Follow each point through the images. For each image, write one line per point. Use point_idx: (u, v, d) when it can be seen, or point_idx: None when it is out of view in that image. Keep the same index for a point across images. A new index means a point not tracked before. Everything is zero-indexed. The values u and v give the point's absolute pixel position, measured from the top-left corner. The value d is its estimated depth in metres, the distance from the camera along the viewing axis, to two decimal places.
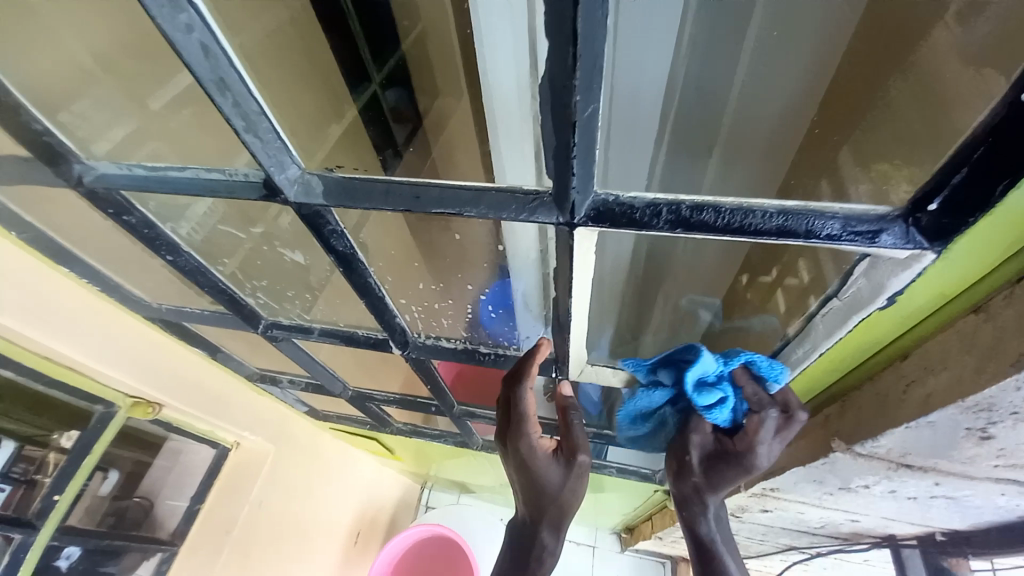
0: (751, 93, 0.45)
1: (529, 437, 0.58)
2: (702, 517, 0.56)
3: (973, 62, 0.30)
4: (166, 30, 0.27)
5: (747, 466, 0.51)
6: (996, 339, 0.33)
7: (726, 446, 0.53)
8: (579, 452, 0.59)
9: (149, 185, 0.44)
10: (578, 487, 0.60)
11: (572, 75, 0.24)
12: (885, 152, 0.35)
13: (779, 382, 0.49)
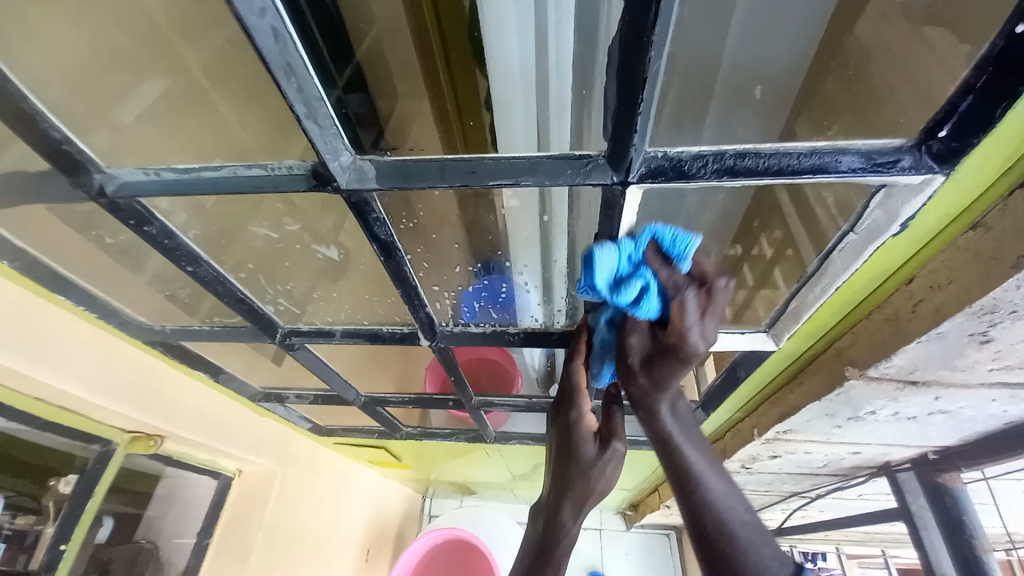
0: (744, 58, 0.45)
1: (576, 407, 0.62)
2: (659, 413, 0.52)
3: (953, 9, 0.34)
4: (241, 15, 0.28)
5: (683, 355, 0.47)
6: (997, 248, 0.38)
7: (662, 340, 0.49)
8: (614, 437, 0.60)
9: (182, 188, 0.44)
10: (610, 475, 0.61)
11: (651, 32, 0.27)
12: (882, 96, 0.39)
13: (686, 256, 0.43)
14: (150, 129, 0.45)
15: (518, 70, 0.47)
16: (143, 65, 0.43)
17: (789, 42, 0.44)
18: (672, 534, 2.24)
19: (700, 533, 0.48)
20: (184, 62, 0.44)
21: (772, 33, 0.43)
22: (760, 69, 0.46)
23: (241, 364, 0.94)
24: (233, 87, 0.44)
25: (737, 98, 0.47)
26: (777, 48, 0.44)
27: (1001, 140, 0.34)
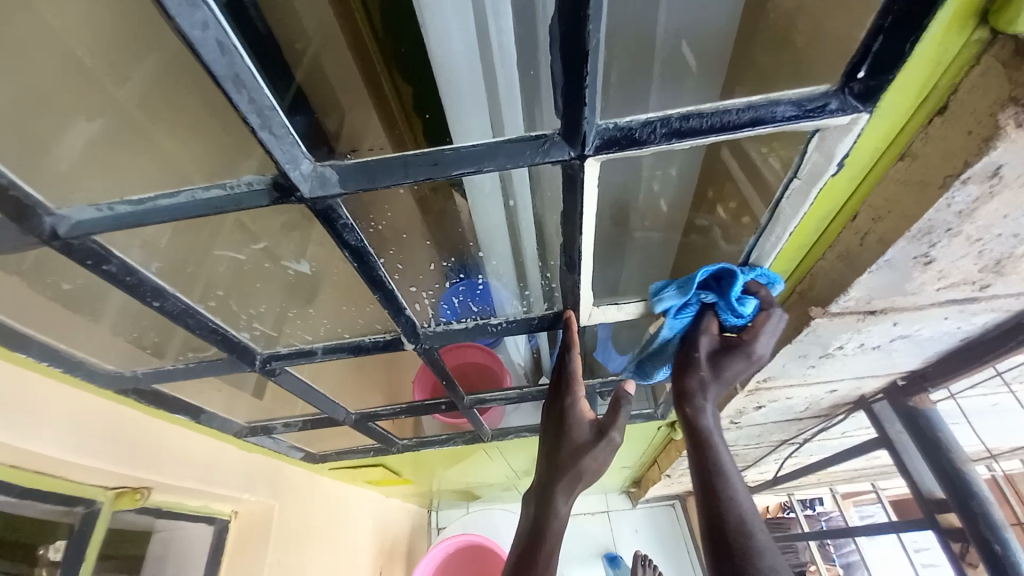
0: (676, 25, 0.48)
1: (571, 395, 0.65)
2: (703, 409, 0.56)
3: None
4: (183, 30, 0.28)
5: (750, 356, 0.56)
6: (925, 173, 0.41)
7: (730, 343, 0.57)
8: (613, 429, 0.63)
9: (138, 220, 0.43)
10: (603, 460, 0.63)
11: (586, 6, 0.29)
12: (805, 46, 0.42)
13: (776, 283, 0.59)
14: (87, 168, 0.43)
15: (462, 62, 0.47)
16: (73, 103, 0.41)
17: (712, 10, 0.47)
18: (676, 502, 2.29)
19: (711, 531, 0.51)
20: (116, 97, 0.43)
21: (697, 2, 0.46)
22: (693, 36, 0.49)
23: (222, 400, 0.91)
24: (172, 118, 0.46)
25: (677, 68, 0.50)
26: (705, 16, 0.48)
27: (910, 73, 0.37)
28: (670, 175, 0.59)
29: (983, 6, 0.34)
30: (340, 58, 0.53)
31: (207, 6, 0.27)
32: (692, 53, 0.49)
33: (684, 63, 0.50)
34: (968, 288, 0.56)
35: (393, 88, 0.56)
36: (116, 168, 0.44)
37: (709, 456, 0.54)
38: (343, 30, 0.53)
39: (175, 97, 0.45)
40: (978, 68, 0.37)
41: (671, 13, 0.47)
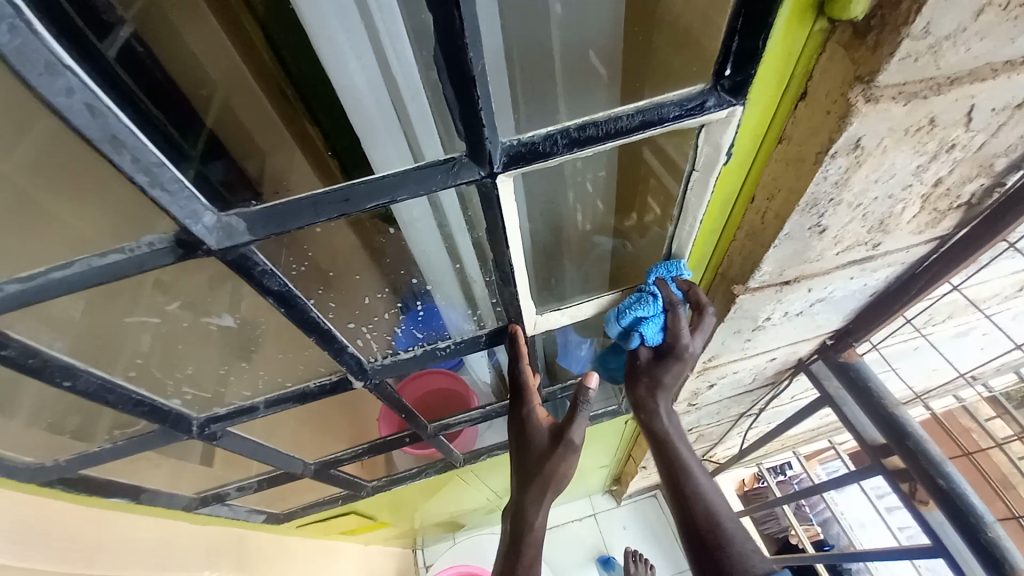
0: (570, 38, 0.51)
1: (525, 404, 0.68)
2: (655, 415, 0.64)
3: None
4: (45, 97, 0.27)
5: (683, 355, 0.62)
6: (801, 150, 0.46)
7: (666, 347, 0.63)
8: (569, 434, 0.64)
9: (32, 296, 0.40)
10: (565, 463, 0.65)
11: (461, 36, 0.30)
12: (680, 51, 0.46)
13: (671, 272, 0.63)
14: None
15: (366, 92, 0.49)
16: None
17: (604, 16, 0.50)
18: (659, 493, 2.33)
19: (691, 528, 0.61)
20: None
21: (587, 10, 0.49)
22: (594, 44, 0.52)
23: (164, 475, 0.84)
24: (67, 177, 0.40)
25: (582, 74, 0.53)
26: (597, 26, 0.51)
27: (770, 67, 0.41)
28: (600, 176, 0.61)
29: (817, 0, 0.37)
30: (251, 97, 0.52)
31: (69, 71, 0.26)
32: (599, 60, 0.53)
33: (591, 67, 0.53)
34: (863, 249, 0.62)
35: (310, 121, 0.55)
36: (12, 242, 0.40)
37: (674, 455, 0.64)
38: (251, 67, 0.51)
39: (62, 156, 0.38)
40: (824, 55, 0.41)
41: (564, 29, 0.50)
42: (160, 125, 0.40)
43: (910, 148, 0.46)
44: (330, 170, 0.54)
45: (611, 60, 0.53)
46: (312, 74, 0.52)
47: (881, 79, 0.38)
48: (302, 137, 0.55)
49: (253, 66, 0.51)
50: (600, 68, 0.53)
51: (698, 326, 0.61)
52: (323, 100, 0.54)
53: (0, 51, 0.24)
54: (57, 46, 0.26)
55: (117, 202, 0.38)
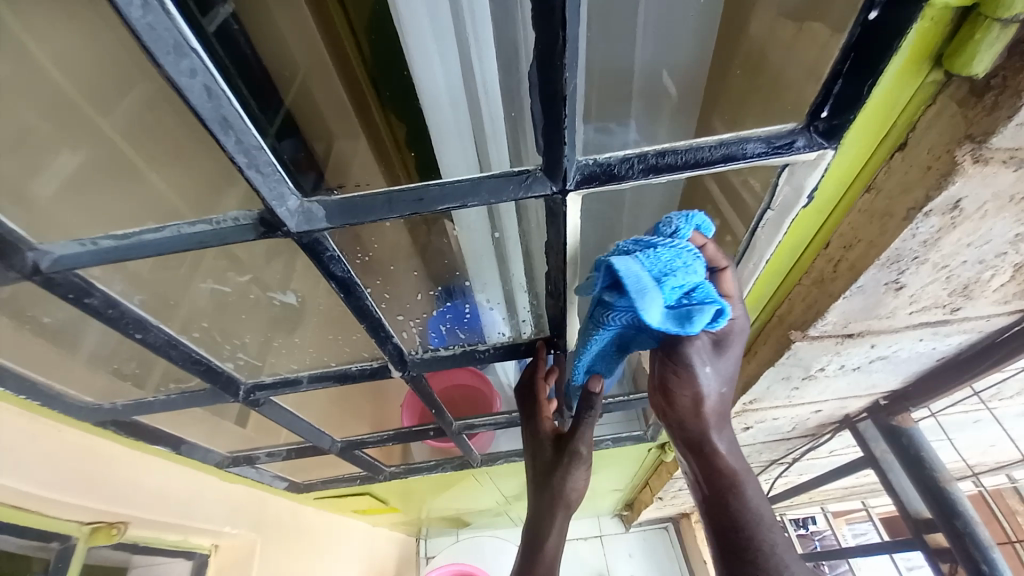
0: (661, 58, 0.49)
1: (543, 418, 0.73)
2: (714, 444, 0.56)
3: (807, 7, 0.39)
4: (170, 76, 0.29)
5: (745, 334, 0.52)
6: (889, 205, 0.43)
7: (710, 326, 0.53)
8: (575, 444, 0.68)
9: (120, 254, 0.43)
10: (574, 479, 0.69)
11: (561, 57, 0.30)
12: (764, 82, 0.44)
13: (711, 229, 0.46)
14: (74, 197, 0.43)
15: (446, 95, 0.50)
16: (52, 138, 0.40)
17: (683, 37, 0.47)
18: (670, 526, 2.26)
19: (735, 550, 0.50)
20: (102, 130, 0.41)
21: (673, 37, 0.47)
22: (671, 66, 0.49)
23: (204, 431, 0.89)
24: (162, 149, 0.43)
25: (656, 99, 0.50)
26: (677, 48, 0.48)
27: (870, 112, 0.39)
28: (648, 194, 0.54)
29: (936, 50, 0.35)
30: (330, 85, 0.53)
31: (195, 54, 0.28)
32: (672, 81, 0.50)
33: (664, 91, 0.50)
34: (939, 311, 0.58)
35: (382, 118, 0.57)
36: (106, 202, 0.43)
37: (739, 506, 0.52)
38: (335, 59, 0.53)
39: (162, 128, 0.42)
40: (933, 107, 0.38)
41: (653, 52, 0.48)
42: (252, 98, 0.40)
43: (1015, 215, 0.42)
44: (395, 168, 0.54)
45: (689, 87, 0.50)
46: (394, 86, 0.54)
47: (995, 141, 0.35)
48: (370, 127, 0.56)
49: (337, 57, 0.54)
50: (672, 91, 0.50)
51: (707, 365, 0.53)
52: (394, 95, 0.55)
53: (138, 32, 0.26)
54: (186, 29, 0.28)
55: (207, 167, 0.42)
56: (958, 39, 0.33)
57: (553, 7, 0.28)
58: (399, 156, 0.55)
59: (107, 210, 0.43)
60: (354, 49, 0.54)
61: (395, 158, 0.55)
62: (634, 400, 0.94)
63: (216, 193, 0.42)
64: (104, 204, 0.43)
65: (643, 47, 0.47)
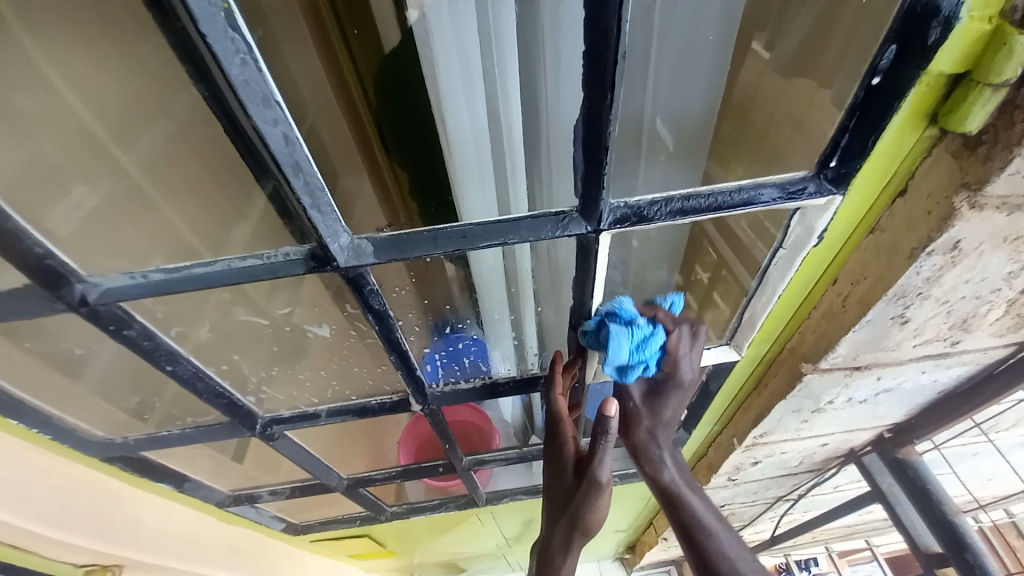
0: (669, 107, 0.49)
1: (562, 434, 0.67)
2: (662, 465, 0.64)
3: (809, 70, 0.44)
4: (256, 125, 0.32)
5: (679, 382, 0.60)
6: (894, 244, 0.47)
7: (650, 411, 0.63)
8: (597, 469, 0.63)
9: (169, 287, 0.45)
10: (596, 502, 0.65)
11: (607, 112, 0.34)
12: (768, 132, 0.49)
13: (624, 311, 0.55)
14: (89, 231, 0.44)
15: (471, 140, 0.53)
16: (75, 173, 0.41)
17: (703, 88, 0.48)
18: (673, 569, 2.19)
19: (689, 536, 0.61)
20: (118, 163, 0.42)
21: (683, 87, 0.48)
22: (669, 116, 0.50)
23: (208, 468, 0.88)
24: (185, 184, 0.46)
25: (653, 147, 0.51)
26: (686, 98, 0.49)
27: (875, 162, 0.43)
28: (653, 236, 0.56)
29: (932, 110, 0.39)
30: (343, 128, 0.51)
31: (279, 106, 0.31)
32: (665, 129, 0.51)
33: (658, 137, 0.51)
34: (940, 344, 0.61)
35: (386, 159, 0.55)
36: (121, 235, 0.45)
37: (687, 514, 0.61)
38: (343, 104, 0.51)
39: (182, 159, 0.44)
40: (929, 158, 0.42)
41: (656, 98, 0.48)
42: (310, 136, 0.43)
43: (1007, 253, 0.46)
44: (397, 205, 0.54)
45: (679, 131, 0.51)
46: (404, 124, 0.54)
47: (988, 189, 0.39)
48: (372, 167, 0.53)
49: (343, 97, 0.51)
50: (668, 139, 0.51)
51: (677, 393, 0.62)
52: (401, 142, 0.55)
53: (234, 86, 0.30)
54: (273, 84, 0.31)
55: (227, 197, 0.46)
56: (952, 99, 0.38)
57: (607, 67, 0.31)
58: (402, 200, 0.55)
59: (121, 243, 0.45)
60: (359, 94, 0.52)
61: (398, 203, 0.54)
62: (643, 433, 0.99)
63: (235, 224, 0.46)
64: (120, 236, 0.45)
65: (649, 93, 0.48)
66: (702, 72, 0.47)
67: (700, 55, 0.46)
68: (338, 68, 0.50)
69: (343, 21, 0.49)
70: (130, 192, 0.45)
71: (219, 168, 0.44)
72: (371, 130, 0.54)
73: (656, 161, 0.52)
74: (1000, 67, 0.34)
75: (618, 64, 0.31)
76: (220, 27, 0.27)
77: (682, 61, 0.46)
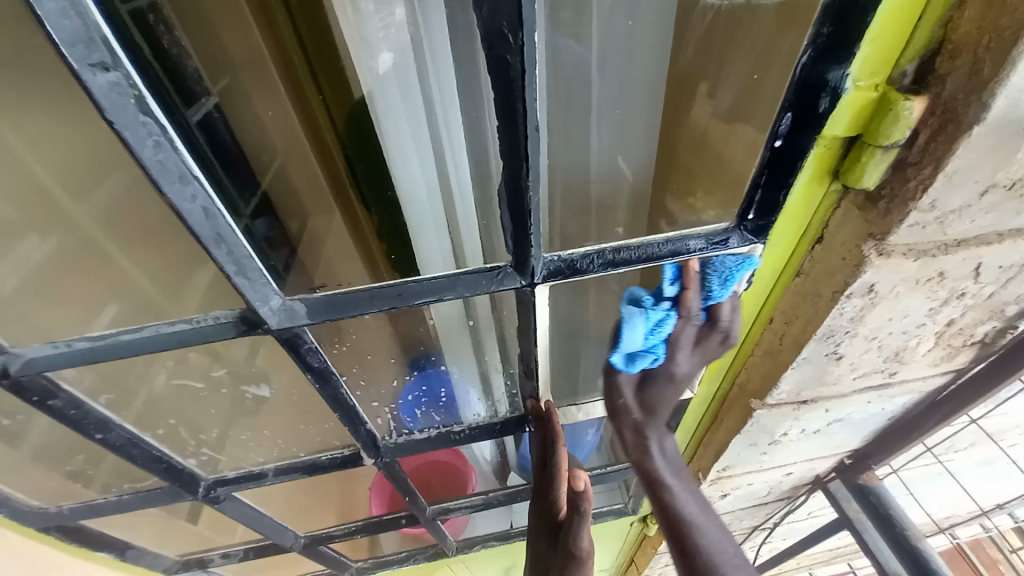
0: (618, 147, 0.52)
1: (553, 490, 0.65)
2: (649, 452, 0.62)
3: (716, 137, 0.47)
4: (173, 202, 0.32)
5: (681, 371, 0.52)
6: (818, 287, 0.49)
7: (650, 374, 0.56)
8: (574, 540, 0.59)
9: (94, 355, 0.43)
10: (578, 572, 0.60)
11: (525, 180, 0.36)
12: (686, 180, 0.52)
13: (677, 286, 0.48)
14: (42, 286, 0.45)
15: (423, 191, 0.53)
16: (26, 227, 0.41)
17: (639, 134, 0.52)
18: None
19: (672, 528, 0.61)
20: (76, 215, 0.42)
21: (628, 129, 0.51)
22: (626, 154, 0.53)
23: (154, 534, 0.83)
24: (136, 234, 0.44)
25: (613, 181, 0.55)
26: (634, 137, 0.52)
27: (789, 213, 0.45)
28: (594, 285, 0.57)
29: (834, 166, 0.42)
30: (306, 167, 0.53)
31: (197, 182, 0.32)
32: (626, 164, 0.54)
33: (618, 172, 0.54)
34: (880, 376, 0.63)
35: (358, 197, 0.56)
36: (74, 291, 0.45)
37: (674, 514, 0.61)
38: (308, 137, 0.52)
39: (132, 212, 0.42)
40: (839, 210, 0.45)
41: (602, 142, 0.51)
42: (223, 181, 0.40)
43: (923, 293, 0.49)
44: (377, 262, 0.55)
45: (642, 164, 0.54)
46: (373, 167, 0.52)
47: (892, 238, 0.41)
48: (345, 206, 0.57)
49: (309, 131, 0.51)
50: (627, 173, 0.54)
51: (702, 343, 0.54)
52: (370, 180, 0.54)
53: (148, 166, 0.30)
54: (192, 162, 0.32)
55: (175, 253, 0.43)
56: (849, 159, 0.40)
57: (518, 138, 0.33)
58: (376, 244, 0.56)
59: (72, 300, 0.45)
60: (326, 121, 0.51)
61: (371, 242, 0.56)
62: (611, 471, 0.98)
63: (187, 280, 0.44)
64: (72, 287, 0.45)
65: (594, 140, 0.51)
66: (643, 119, 0.51)
67: (638, 102, 0.49)
68: (306, 105, 0.50)
69: (308, 57, 0.48)
70: (86, 243, 0.44)
71: (166, 227, 0.42)
72: (336, 149, 0.53)
73: (611, 201, 0.56)
74: (888, 131, 0.37)
75: (529, 137, 0.33)
76: (131, 112, 0.28)
77: (621, 105, 0.49)
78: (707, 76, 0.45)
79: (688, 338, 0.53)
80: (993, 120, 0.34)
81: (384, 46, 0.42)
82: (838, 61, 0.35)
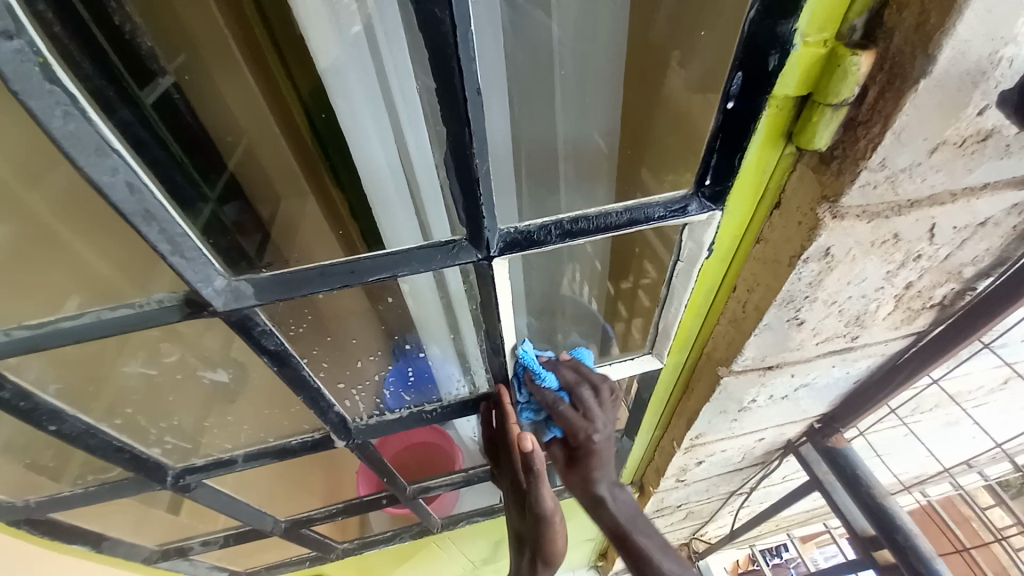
0: (581, 122, 0.52)
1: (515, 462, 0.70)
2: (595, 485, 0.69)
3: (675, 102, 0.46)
4: (91, 176, 0.30)
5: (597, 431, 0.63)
6: (776, 253, 0.49)
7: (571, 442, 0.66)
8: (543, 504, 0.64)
9: (36, 342, 0.42)
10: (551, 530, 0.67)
11: (469, 146, 0.34)
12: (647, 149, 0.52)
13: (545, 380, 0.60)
14: None
15: (385, 169, 0.50)
16: None
17: (604, 106, 0.51)
18: None
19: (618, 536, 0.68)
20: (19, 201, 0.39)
21: (590, 103, 0.51)
22: (599, 127, 0.53)
23: (129, 525, 0.82)
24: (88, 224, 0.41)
25: (587, 155, 0.54)
26: (600, 111, 0.52)
27: (745, 178, 0.45)
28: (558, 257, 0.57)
29: (787, 128, 0.41)
30: (277, 153, 0.54)
31: (117, 154, 0.30)
32: (603, 140, 0.54)
33: (594, 147, 0.54)
34: (842, 340, 0.65)
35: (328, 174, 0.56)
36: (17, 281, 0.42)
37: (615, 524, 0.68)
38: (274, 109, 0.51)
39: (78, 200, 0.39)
40: (795, 173, 0.45)
41: (567, 116, 0.51)
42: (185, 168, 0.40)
43: (879, 257, 0.49)
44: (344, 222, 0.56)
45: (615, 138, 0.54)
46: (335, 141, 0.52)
47: (845, 200, 0.41)
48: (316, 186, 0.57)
49: (273, 105, 0.51)
50: (603, 147, 0.54)
51: (589, 415, 0.61)
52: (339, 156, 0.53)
53: (59, 138, 0.28)
54: (110, 133, 0.30)
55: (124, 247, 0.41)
56: (802, 120, 0.40)
57: (456, 101, 0.32)
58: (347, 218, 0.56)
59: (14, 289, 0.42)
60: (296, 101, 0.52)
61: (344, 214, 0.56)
62: None
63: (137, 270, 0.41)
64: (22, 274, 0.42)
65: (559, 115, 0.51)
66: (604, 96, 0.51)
67: (601, 75, 0.49)
68: (270, 79, 0.50)
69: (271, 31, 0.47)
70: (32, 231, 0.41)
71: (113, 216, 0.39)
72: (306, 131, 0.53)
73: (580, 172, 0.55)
74: (837, 88, 0.36)
75: (466, 98, 0.32)
76: (35, 80, 0.26)
77: (581, 79, 0.49)
78: (680, 44, 0.44)
79: (573, 416, 0.61)
80: (940, 73, 0.33)
81: (340, 19, 0.40)
82: (784, 16, 0.34)
